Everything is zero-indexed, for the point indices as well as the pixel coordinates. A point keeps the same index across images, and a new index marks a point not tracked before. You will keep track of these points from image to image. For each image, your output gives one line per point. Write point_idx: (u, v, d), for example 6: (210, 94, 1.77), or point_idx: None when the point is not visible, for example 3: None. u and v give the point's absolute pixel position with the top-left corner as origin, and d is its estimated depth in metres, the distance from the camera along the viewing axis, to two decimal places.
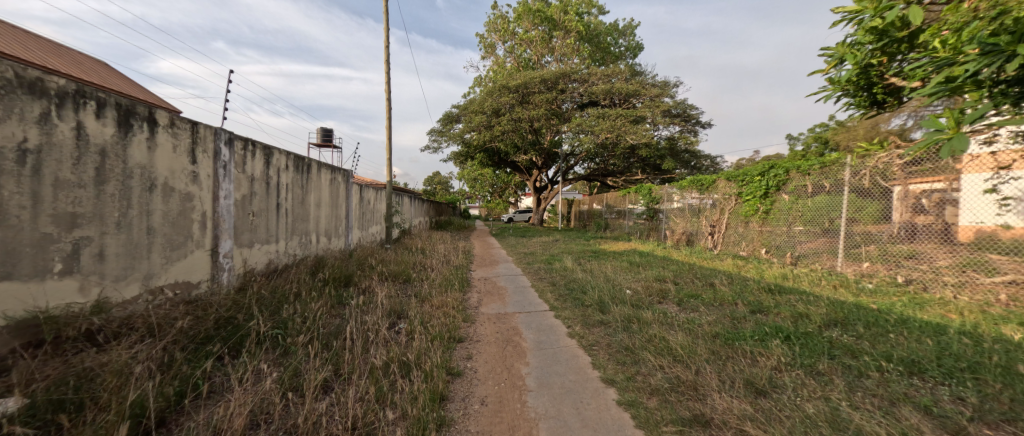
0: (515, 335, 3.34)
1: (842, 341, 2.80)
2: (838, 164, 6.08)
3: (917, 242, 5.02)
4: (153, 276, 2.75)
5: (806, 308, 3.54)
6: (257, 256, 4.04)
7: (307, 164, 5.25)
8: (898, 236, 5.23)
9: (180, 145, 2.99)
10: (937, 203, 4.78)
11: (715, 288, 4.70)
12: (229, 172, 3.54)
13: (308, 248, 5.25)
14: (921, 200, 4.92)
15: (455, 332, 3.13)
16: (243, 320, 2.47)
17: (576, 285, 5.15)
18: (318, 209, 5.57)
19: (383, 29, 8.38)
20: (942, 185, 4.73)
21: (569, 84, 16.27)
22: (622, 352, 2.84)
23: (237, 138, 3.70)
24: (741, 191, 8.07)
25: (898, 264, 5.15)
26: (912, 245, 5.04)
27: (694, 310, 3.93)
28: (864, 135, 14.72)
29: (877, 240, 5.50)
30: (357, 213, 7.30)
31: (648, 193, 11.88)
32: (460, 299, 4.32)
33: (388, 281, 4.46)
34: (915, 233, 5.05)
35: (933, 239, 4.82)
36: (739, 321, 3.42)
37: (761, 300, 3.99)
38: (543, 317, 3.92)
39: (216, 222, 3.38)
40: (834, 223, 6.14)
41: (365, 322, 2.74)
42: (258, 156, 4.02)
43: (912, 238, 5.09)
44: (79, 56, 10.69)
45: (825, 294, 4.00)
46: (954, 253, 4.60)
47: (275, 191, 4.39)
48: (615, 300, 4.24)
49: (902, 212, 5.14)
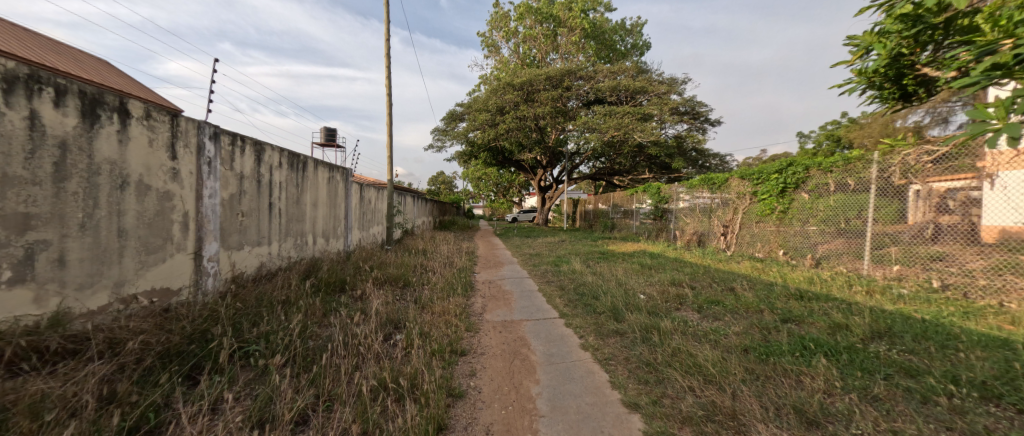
0: (523, 347, 3.05)
1: (892, 358, 2.49)
2: (863, 161, 5.67)
3: (942, 244, 4.77)
4: (125, 284, 2.49)
5: (844, 318, 3.21)
6: (247, 259, 3.79)
7: (302, 161, 5.00)
8: (922, 237, 4.98)
9: (157, 138, 2.72)
10: (963, 202, 4.54)
11: (736, 294, 4.36)
12: (216, 169, 3.28)
13: (304, 250, 5.01)
14: (946, 199, 4.68)
15: (457, 344, 2.85)
16: (219, 334, 2.21)
17: (586, 290, 4.83)
18: (314, 209, 5.32)
19: (384, 24, 8.12)
20: (972, 183, 4.47)
21: (575, 81, 15.99)
22: (643, 368, 2.54)
23: (225, 131, 3.44)
24: (755, 190, 7.69)
25: (926, 267, 4.87)
26: (938, 247, 4.78)
27: (717, 319, 3.60)
28: (880, 132, 14.28)
29: (899, 241, 5.22)
30: (357, 213, 7.04)
31: (657, 192, 11.52)
32: (464, 305, 4.04)
33: (386, 287, 4.19)
34: (939, 234, 4.81)
35: (958, 240, 4.59)
36: (769, 334, 3.10)
37: (791, 308, 3.65)
38: (552, 325, 3.63)
39: (200, 223, 3.13)
40: (860, 224, 5.73)
41: (360, 334, 2.48)
42: (247, 153, 3.76)
43: (935, 239, 4.86)
44: (78, 54, 10.58)
45: (860, 302, 3.68)
46: (984, 256, 4.34)
47: (267, 189, 4.14)
48: (629, 307, 3.91)
49: (926, 212, 4.92)
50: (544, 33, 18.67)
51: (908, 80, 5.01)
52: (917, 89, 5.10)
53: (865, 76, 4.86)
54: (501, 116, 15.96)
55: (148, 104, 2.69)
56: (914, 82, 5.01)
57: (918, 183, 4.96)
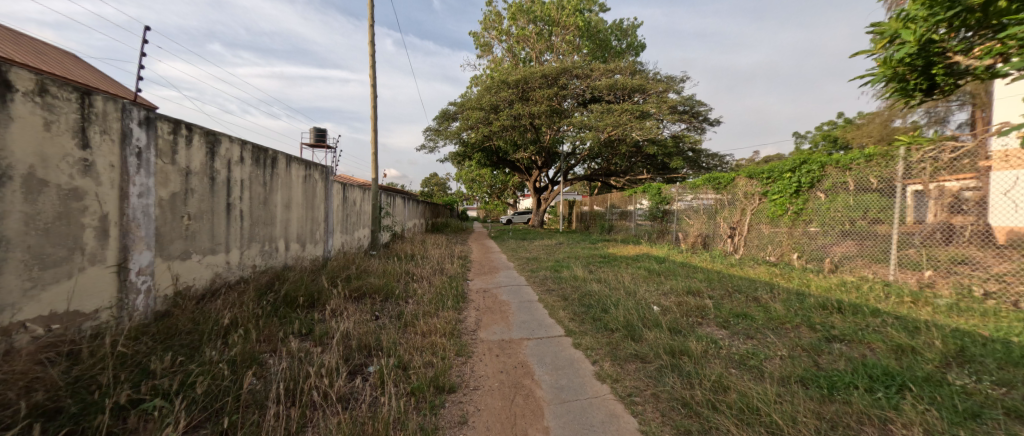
0: (526, 378, 2.49)
1: (989, 394, 1.98)
2: (886, 157, 5.11)
3: (957, 246, 4.45)
4: (2, 311, 1.89)
5: (906, 337, 2.70)
6: (195, 270, 3.19)
7: (271, 157, 4.39)
8: (933, 239, 4.64)
9: (58, 120, 2.14)
10: (977, 203, 4.29)
11: (764, 306, 3.83)
12: (149, 162, 2.69)
13: (274, 258, 4.41)
14: (959, 199, 4.42)
15: (445, 378, 2.29)
16: (116, 380, 1.62)
17: (592, 301, 4.27)
18: (287, 211, 4.71)
19: (368, 13, 7.52)
20: (972, 183, 4.29)
21: (570, 81, 15.53)
22: (680, 411, 2.01)
23: (163, 117, 2.84)
24: (766, 190, 7.13)
25: (949, 271, 4.51)
26: (955, 249, 4.45)
27: (750, 338, 3.07)
28: (880, 132, 14.12)
29: (915, 244, 4.81)
30: (339, 215, 6.44)
31: (657, 193, 11.02)
32: (455, 322, 3.47)
33: (364, 301, 3.61)
34: (952, 235, 4.50)
35: (972, 242, 4.33)
36: (819, 359, 2.58)
37: (834, 324, 3.14)
38: (558, 347, 3.07)
39: (126, 229, 2.53)
40: (869, 224, 5.37)
41: (318, 372, 1.92)
42: (196, 144, 3.17)
43: (949, 240, 4.53)
44: (38, 44, 9.85)
45: (910, 315, 3.21)
46: (1006, 258, 4.09)
47: (223, 188, 3.52)
48: (645, 324, 3.36)
49: (937, 212, 4.61)
50: (537, 32, 18.20)
51: (937, 70, 4.31)
52: (948, 82, 4.41)
53: (887, 67, 4.41)
54: (495, 114, 15.43)
55: (44, 76, 2.10)
56: (945, 73, 4.33)
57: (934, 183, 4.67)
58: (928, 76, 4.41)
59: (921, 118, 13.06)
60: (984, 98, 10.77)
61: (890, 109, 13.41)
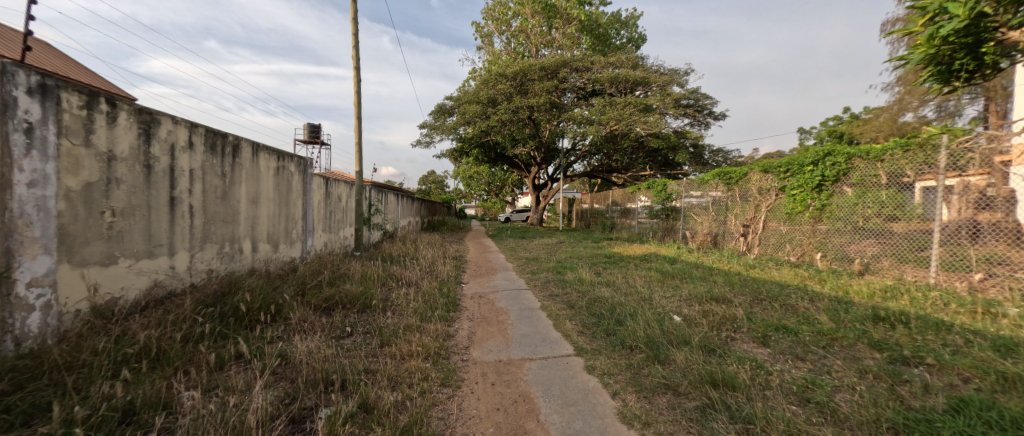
0: (528, 419, 1.92)
1: None
2: (928, 147, 4.42)
3: (984, 244, 4.03)
4: None
5: (1004, 362, 2.17)
6: (123, 278, 2.61)
7: (233, 145, 3.80)
8: (960, 237, 4.20)
9: None
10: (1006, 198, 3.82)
11: (805, 317, 3.26)
12: (45, 141, 2.10)
13: (235, 261, 3.81)
14: (986, 194, 3.95)
15: (422, 426, 1.71)
16: None
17: (602, 309, 3.69)
18: (254, 207, 4.13)
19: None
20: (989, 179, 3.90)
21: (569, 72, 14.78)
22: None
23: (69, 86, 2.25)
24: (784, 185, 6.48)
25: (991, 272, 3.98)
26: (983, 248, 4.02)
27: (799, 361, 2.52)
28: (888, 127, 13.61)
29: (948, 243, 4.30)
30: (319, 212, 5.83)
31: (663, 189, 10.43)
32: (443, 340, 2.87)
33: (337, 314, 3.03)
34: (977, 232, 4.07)
35: (1002, 241, 3.90)
36: (900, 391, 2.04)
37: (899, 342, 2.60)
38: (566, 372, 2.48)
39: (8, 229, 1.93)
40: (885, 222, 4.89)
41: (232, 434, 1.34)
42: (122, 122, 2.58)
43: (974, 238, 4.10)
44: None
45: (986, 331, 2.68)
46: None
47: (163, 178, 2.93)
48: (670, 341, 2.78)
49: (962, 208, 4.16)
50: (536, 25, 17.57)
51: (987, 49, 3.52)
52: (997, 61, 3.64)
53: (926, 45, 3.62)
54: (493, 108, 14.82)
55: None
56: (997, 52, 3.54)
57: (965, 178, 4.11)
58: (971, 57, 3.63)
59: (933, 112, 12.58)
60: (1002, 92, 10.25)
61: (901, 103, 12.91)
